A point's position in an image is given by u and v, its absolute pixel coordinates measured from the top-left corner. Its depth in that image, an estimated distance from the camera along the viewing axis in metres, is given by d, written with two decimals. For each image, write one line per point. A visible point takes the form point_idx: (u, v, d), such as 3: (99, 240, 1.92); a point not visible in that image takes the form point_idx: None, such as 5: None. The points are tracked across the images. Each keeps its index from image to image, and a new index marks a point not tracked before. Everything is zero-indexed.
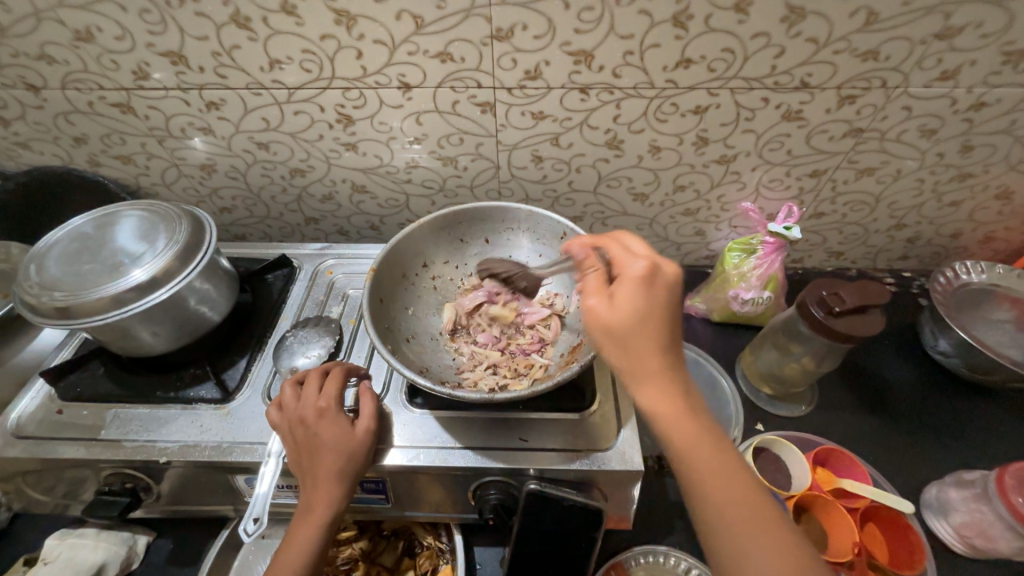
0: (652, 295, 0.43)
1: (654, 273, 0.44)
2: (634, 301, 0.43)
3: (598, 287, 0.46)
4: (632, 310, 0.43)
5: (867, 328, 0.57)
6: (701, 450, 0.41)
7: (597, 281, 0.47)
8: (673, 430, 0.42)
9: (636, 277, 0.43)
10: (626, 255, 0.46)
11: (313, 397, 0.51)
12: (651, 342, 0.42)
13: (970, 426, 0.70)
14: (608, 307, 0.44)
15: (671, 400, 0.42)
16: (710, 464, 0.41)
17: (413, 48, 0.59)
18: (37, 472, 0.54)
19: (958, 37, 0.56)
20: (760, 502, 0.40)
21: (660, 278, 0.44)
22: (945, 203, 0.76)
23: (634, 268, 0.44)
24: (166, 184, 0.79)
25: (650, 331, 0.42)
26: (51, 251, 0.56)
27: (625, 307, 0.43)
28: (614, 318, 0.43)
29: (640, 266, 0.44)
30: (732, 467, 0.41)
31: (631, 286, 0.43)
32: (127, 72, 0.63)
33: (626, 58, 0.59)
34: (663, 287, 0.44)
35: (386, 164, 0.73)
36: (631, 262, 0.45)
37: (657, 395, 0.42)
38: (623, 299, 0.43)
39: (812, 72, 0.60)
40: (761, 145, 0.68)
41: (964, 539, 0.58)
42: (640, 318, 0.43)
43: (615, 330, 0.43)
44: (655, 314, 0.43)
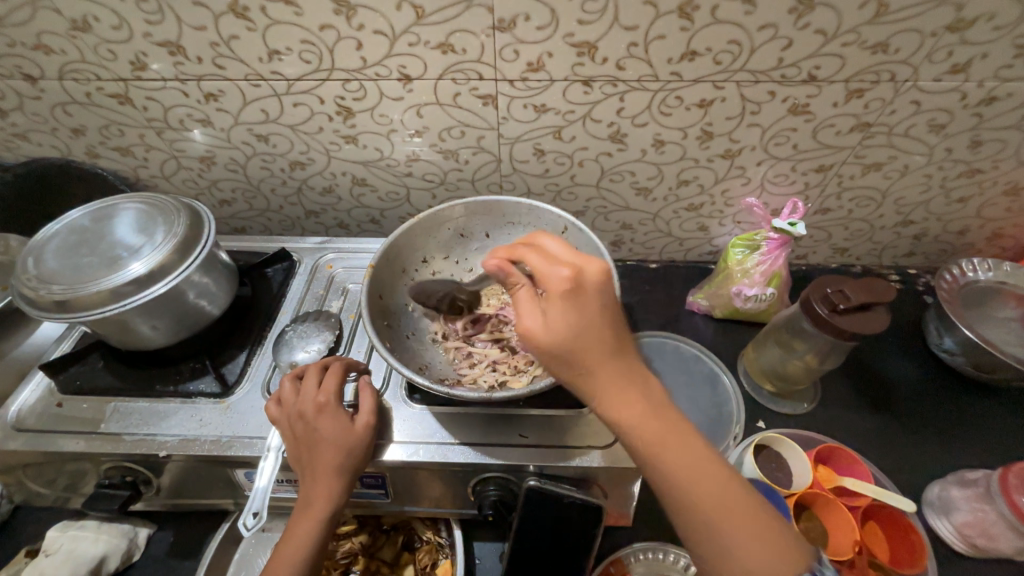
0: (584, 306, 0.42)
1: (577, 281, 0.42)
2: (567, 316, 0.41)
3: (532, 304, 0.43)
4: (569, 326, 0.41)
5: (871, 326, 0.56)
6: (672, 449, 0.41)
7: (527, 298, 0.44)
8: (639, 435, 0.41)
9: (562, 291, 0.41)
10: (547, 265, 0.43)
11: (313, 392, 0.50)
12: (597, 355, 0.42)
13: (973, 425, 0.69)
14: (543, 327, 0.42)
15: (633, 405, 0.42)
16: (682, 461, 0.41)
17: (414, 39, 0.58)
18: (38, 465, 0.54)
19: (970, 29, 0.54)
20: (730, 486, 0.41)
21: (586, 284, 0.42)
22: (952, 199, 0.75)
23: (557, 280, 0.42)
24: (166, 177, 0.78)
25: (592, 342, 0.41)
26: (49, 244, 0.56)
27: (559, 325, 0.41)
28: (552, 338, 0.41)
29: (564, 276, 0.42)
30: (701, 457, 0.42)
31: (561, 302, 0.42)
32: (124, 62, 0.62)
33: (630, 49, 0.58)
34: (592, 293, 0.42)
35: (386, 157, 0.73)
36: (553, 274, 0.42)
37: (618, 402, 0.42)
38: (557, 316, 0.41)
39: (820, 65, 0.58)
40: (767, 139, 0.67)
41: (965, 538, 0.58)
42: (579, 333, 0.41)
43: (555, 350, 0.41)
44: (593, 325, 0.41)
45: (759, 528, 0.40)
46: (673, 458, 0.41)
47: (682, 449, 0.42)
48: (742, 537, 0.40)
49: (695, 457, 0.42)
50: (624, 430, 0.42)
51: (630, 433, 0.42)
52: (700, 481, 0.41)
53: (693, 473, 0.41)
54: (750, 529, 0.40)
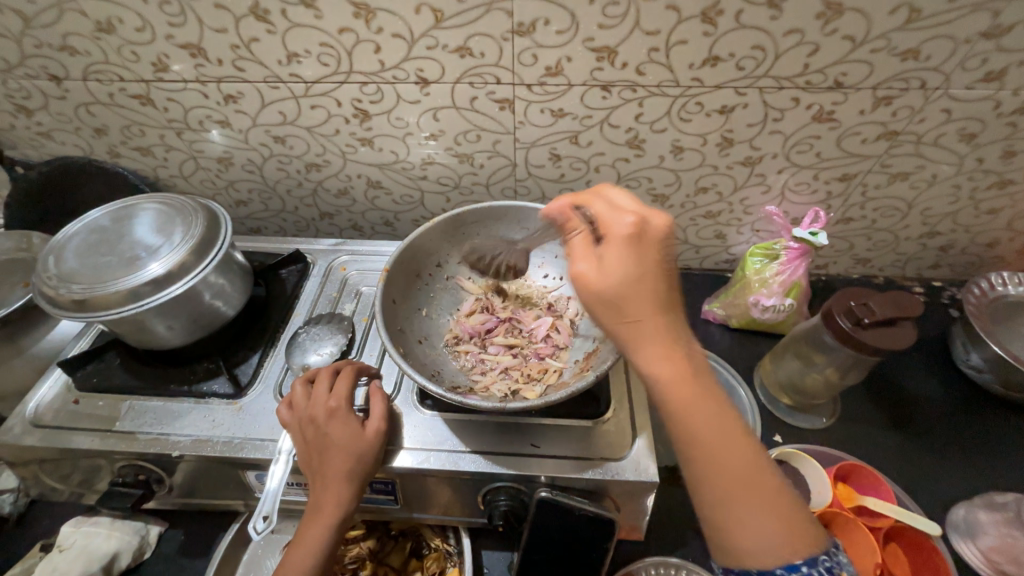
0: (645, 255, 0.40)
1: (643, 229, 0.41)
2: (625, 261, 0.40)
3: (585, 250, 0.43)
4: (624, 272, 0.40)
5: (897, 342, 0.54)
6: (707, 422, 0.39)
7: (585, 243, 0.43)
8: (678, 400, 0.39)
9: (624, 237, 0.40)
10: (613, 212, 0.42)
11: (324, 396, 0.50)
12: (647, 305, 0.40)
13: (1001, 445, 0.67)
14: (596, 272, 0.41)
15: (676, 368, 0.39)
16: (715, 434, 0.39)
17: (432, 43, 0.58)
18: (55, 460, 0.55)
19: (1007, 36, 0.53)
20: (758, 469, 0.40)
21: (650, 235, 0.41)
22: (982, 210, 0.72)
23: (622, 227, 0.41)
24: (184, 177, 0.79)
25: (646, 292, 0.39)
26: (70, 243, 0.56)
27: (614, 269, 0.40)
28: (603, 283, 0.40)
29: (629, 223, 0.41)
30: (733, 435, 0.40)
31: (620, 246, 0.40)
32: (147, 64, 0.63)
33: (650, 55, 0.57)
34: (653, 244, 0.41)
35: (402, 160, 0.72)
36: (619, 220, 0.41)
37: (658, 361, 0.39)
38: (613, 259, 0.40)
39: (847, 71, 0.57)
40: (790, 147, 0.66)
41: (993, 565, 0.56)
42: (633, 280, 0.39)
43: (604, 294, 0.40)
44: (650, 276, 0.40)
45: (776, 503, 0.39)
46: (706, 431, 0.39)
47: (716, 424, 0.40)
48: (762, 518, 0.38)
49: (727, 431, 0.40)
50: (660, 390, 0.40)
51: (666, 397, 0.39)
52: (727, 458, 0.39)
53: (723, 450, 0.39)
54: (770, 512, 0.39)
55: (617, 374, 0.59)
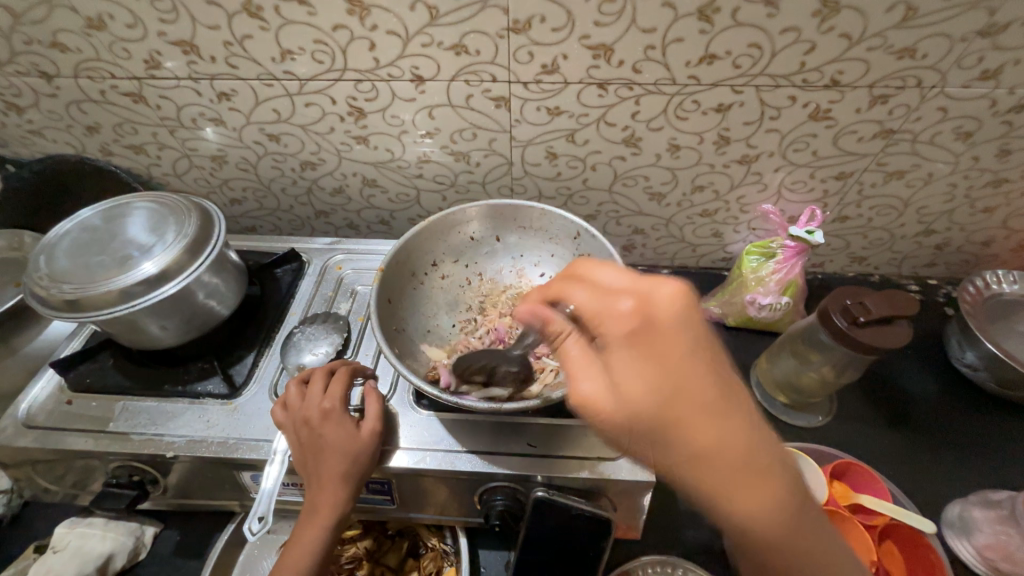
0: (659, 346, 0.38)
1: (645, 314, 0.39)
2: (639, 369, 0.39)
3: (585, 363, 0.42)
4: (641, 380, 0.38)
5: (892, 340, 0.54)
6: (775, 522, 0.37)
7: (581, 356, 0.43)
8: (742, 508, 0.36)
9: (626, 334, 0.40)
10: (608, 305, 0.41)
11: (318, 398, 0.50)
12: (682, 411, 0.37)
13: (994, 443, 0.67)
14: (605, 393, 0.40)
15: (732, 475, 0.36)
16: (786, 532, 0.37)
17: (427, 40, 0.58)
18: (48, 462, 0.54)
19: (1003, 34, 0.53)
20: (833, 552, 0.38)
21: (656, 316, 0.39)
22: (978, 209, 0.72)
23: (620, 324, 0.40)
24: (178, 175, 0.78)
25: (672, 394, 0.37)
26: (61, 243, 0.56)
27: (629, 380, 0.39)
28: (620, 398, 0.39)
29: (627, 311, 0.40)
30: (805, 525, 0.37)
31: (627, 351, 0.40)
32: (138, 61, 0.62)
33: (647, 52, 0.57)
34: (665, 327, 0.39)
35: (397, 158, 0.72)
36: (612, 310, 0.41)
37: (711, 471, 0.36)
38: (623, 367, 0.39)
39: (843, 70, 0.57)
40: (786, 145, 0.66)
41: (987, 561, 0.56)
42: (653, 388, 0.38)
43: (625, 410, 0.39)
44: (672, 373, 0.38)
45: None
46: (775, 531, 0.37)
47: (786, 521, 0.37)
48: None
49: (801, 524, 0.37)
50: (721, 504, 0.37)
51: (739, 515, 0.36)
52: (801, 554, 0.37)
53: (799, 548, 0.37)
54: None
55: None
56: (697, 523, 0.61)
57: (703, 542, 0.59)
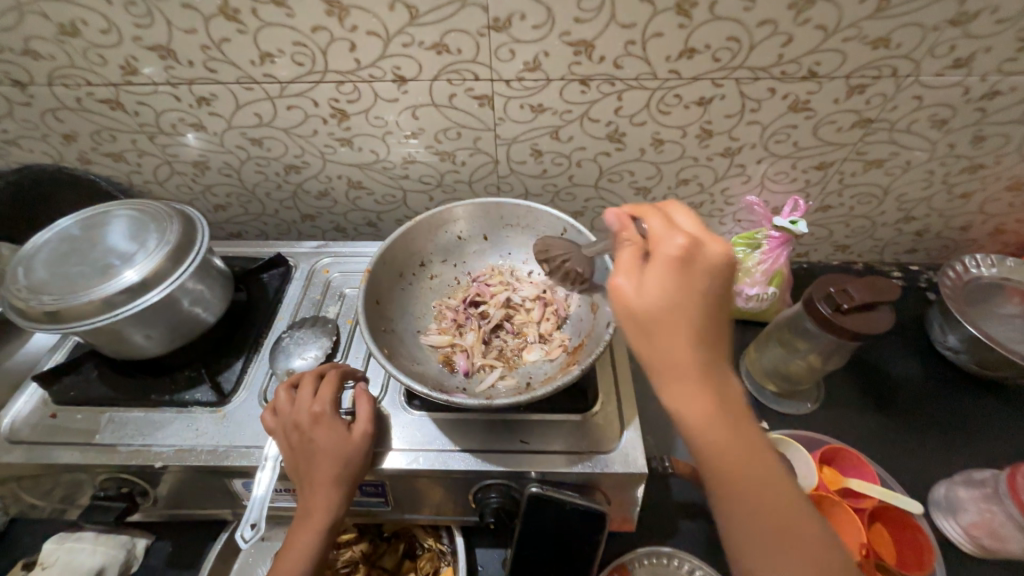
0: (691, 281, 0.41)
1: (692, 255, 0.41)
2: (667, 286, 0.41)
3: (630, 265, 0.44)
4: (665, 295, 0.41)
5: (875, 326, 0.55)
6: (734, 460, 0.40)
7: (631, 259, 0.44)
8: (703, 434, 0.40)
9: (673, 260, 0.41)
10: (665, 232, 0.43)
11: (308, 402, 0.50)
12: (678, 333, 0.40)
13: (977, 423, 0.69)
14: (636, 290, 0.42)
15: (703, 404, 0.40)
16: (743, 473, 0.40)
17: (408, 40, 0.57)
18: (33, 477, 0.53)
19: (973, 23, 0.54)
20: (790, 509, 0.39)
21: (698, 261, 0.41)
22: (955, 195, 0.74)
23: (671, 248, 0.41)
24: (159, 182, 0.77)
25: (680, 316, 0.40)
26: (39, 254, 0.55)
27: (655, 290, 0.41)
28: (642, 300, 0.41)
29: (679, 246, 0.41)
30: (763, 471, 0.40)
31: (664, 267, 0.41)
32: (114, 67, 0.61)
33: (627, 48, 0.57)
34: (700, 269, 0.41)
35: (382, 159, 0.72)
36: (667, 242, 0.42)
37: (686, 397, 0.40)
38: (653, 282, 0.41)
39: (820, 61, 0.58)
40: (768, 136, 0.67)
41: (973, 539, 0.58)
42: (671, 306, 0.40)
43: (645, 311, 0.41)
44: (689, 303, 0.40)
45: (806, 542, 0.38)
46: (735, 469, 0.40)
47: (745, 464, 0.40)
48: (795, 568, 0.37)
49: (760, 473, 0.40)
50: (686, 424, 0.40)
51: (696, 433, 0.40)
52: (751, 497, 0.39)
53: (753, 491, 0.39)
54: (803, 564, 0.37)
55: (603, 368, 0.60)
56: (691, 513, 0.61)
57: (697, 531, 0.60)
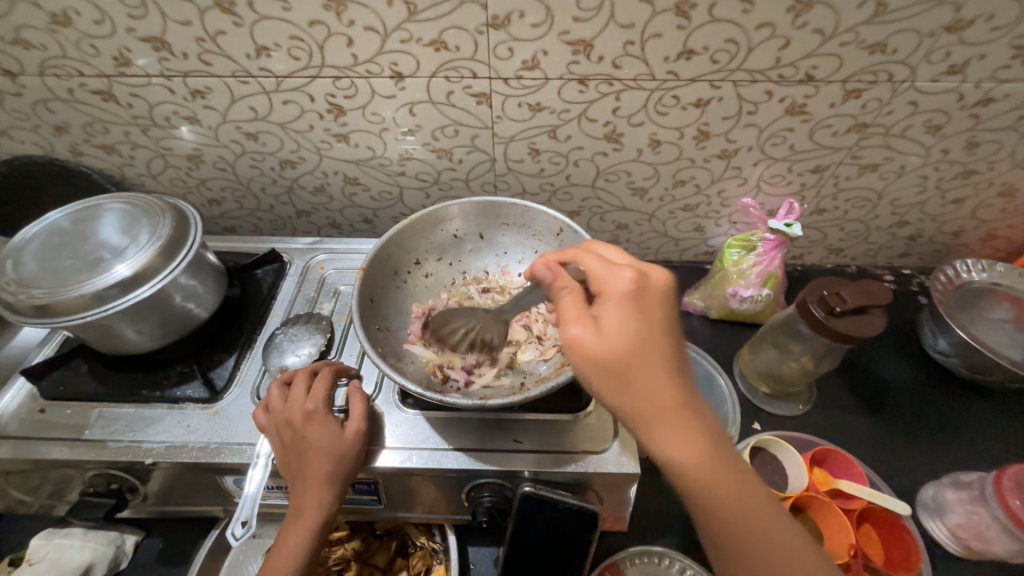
0: (644, 312, 0.42)
1: (641, 286, 0.43)
2: (626, 324, 0.42)
3: (581, 310, 0.44)
4: (625, 333, 0.41)
5: (867, 329, 0.56)
6: (729, 491, 0.39)
7: (576, 304, 0.44)
8: (693, 470, 0.39)
9: (624, 294, 0.42)
10: (606, 269, 0.45)
11: (301, 399, 0.49)
12: (647, 369, 0.40)
13: (965, 426, 0.69)
14: (597, 334, 0.42)
15: (686, 439, 0.39)
16: (741, 507, 0.39)
17: (406, 36, 0.57)
18: (21, 472, 0.53)
19: (969, 29, 0.54)
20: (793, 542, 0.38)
21: (649, 291, 0.43)
22: (948, 200, 0.74)
23: (618, 283, 0.43)
24: (153, 176, 0.76)
25: (644, 352, 0.41)
26: (29, 247, 0.54)
27: (615, 328, 0.41)
28: (604, 343, 0.41)
29: (627, 280, 0.43)
30: (757, 504, 0.39)
31: (616, 304, 0.42)
32: (107, 58, 0.61)
33: (626, 48, 0.57)
34: (653, 300, 0.43)
35: (379, 155, 0.71)
36: (615, 279, 0.44)
37: (669, 434, 0.39)
38: (611, 321, 0.42)
39: (817, 65, 0.58)
40: (764, 139, 0.67)
41: (959, 540, 0.58)
42: (635, 341, 0.41)
43: (609, 355, 0.41)
44: (652, 335, 0.41)
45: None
46: (732, 501, 0.39)
47: (740, 498, 0.39)
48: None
49: (757, 502, 0.39)
50: (672, 462, 0.39)
51: (687, 472, 0.39)
52: (754, 530, 0.38)
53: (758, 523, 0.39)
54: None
55: None
56: (682, 513, 0.62)
57: (688, 531, 0.60)
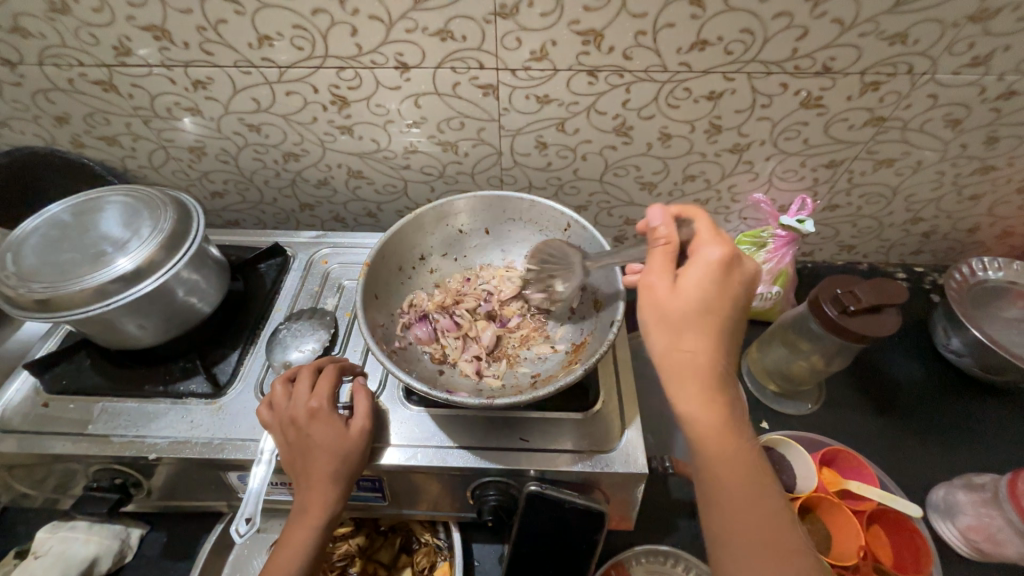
0: (726, 288, 0.43)
1: (730, 265, 0.44)
2: (702, 289, 0.43)
3: (666, 265, 0.44)
4: (696, 297, 0.42)
5: (881, 329, 0.54)
6: (726, 456, 0.41)
7: (663, 258, 0.45)
8: (710, 441, 0.41)
9: (714, 267, 0.43)
10: (707, 241, 0.45)
11: (305, 397, 0.49)
12: (707, 331, 0.42)
13: (977, 427, 0.68)
14: (672, 289, 0.43)
15: (711, 408, 0.41)
16: (737, 468, 0.41)
17: (411, 25, 0.55)
18: (26, 466, 0.52)
19: (993, 20, 0.52)
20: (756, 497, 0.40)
21: (734, 272, 0.44)
22: (965, 196, 0.73)
23: (711, 256, 0.44)
24: (155, 168, 0.76)
25: (707, 319, 0.42)
26: (29, 240, 0.53)
27: (692, 291, 0.43)
28: (678, 297, 0.43)
29: (718, 256, 0.44)
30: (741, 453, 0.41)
31: (707, 270, 0.43)
32: (107, 47, 0.59)
33: (637, 38, 0.55)
34: (736, 279, 0.44)
35: (383, 148, 0.70)
36: (708, 249, 0.44)
37: (695, 397, 0.42)
38: (691, 284, 0.43)
39: (835, 56, 0.56)
40: (777, 133, 0.65)
41: (969, 542, 0.58)
42: (700, 308, 0.43)
43: (677, 309, 0.43)
44: (720, 307, 0.43)
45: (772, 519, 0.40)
46: (727, 465, 0.41)
47: (744, 469, 0.41)
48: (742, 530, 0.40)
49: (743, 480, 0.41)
50: (692, 431, 0.42)
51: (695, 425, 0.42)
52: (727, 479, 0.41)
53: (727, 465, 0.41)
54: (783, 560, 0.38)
55: (606, 367, 0.59)
56: (688, 512, 0.61)
57: (693, 531, 0.60)
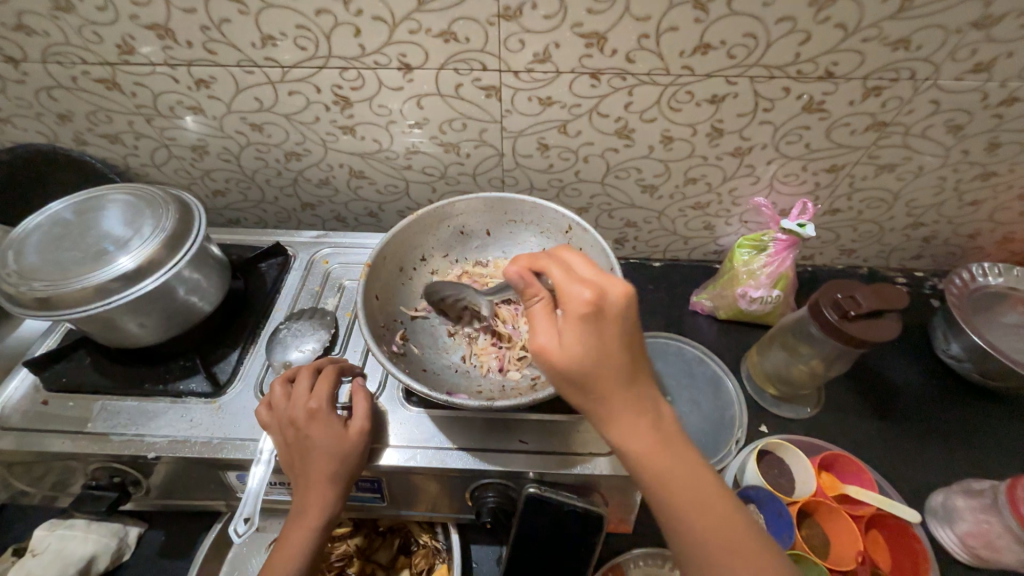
0: (603, 332, 0.39)
1: (600, 305, 0.39)
2: (583, 342, 0.39)
3: (547, 321, 0.41)
4: (585, 353, 0.39)
5: (882, 334, 0.54)
6: (675, 474, 0.40)
7: (544, 312, 0.42)
8: (651, 466, 0.40)
9: (583, 317, 0.39)
10: (569, 282, 0.40)
11: (304, 397, 0.49)
12: (610, 376, 0.39)
13: (978, 433, 0.68)
14: (558, 347, 0.40)
15: (646, 438, 0.40)
16: (687, 483, 0.40)
17: (415, 26, 0.55)
18: (25, 464, 0.52)
19: (997, 26, 0.52)
20: (711, 504, 0.40)
21: (608, 311, 0.39)
22: (966, 202, 0.73)
23: (580, 303, 0.39)
24: (157, 166, 0.76)
25: (603, 367, 0.39)
26: (31, 237, 0.53)
27: (578, 351, 0.39)
28: (565, 361, 0.39)
29: (586, 299, 0.39)
30: (685, 462, 0.41)
31: (577, 323, 0.39)
32: (111, 46, 0.60)
33: (640, 41, 0.55)
34: (612, 318, 0.39)
35: (385, 149, 0.70)
36: (576, 294, 0.39)
37: (631, 439, 0.40)
38: (571, 343, 0.39)
39: (838, 61, 0.56)
40: (779, 137, 0.65)
41: (968, 548, 0.58)
42: (592, 361, 0.39)
43: (570, 373, 0.39)
44: (609, 353, 0.39)
45: (730, 523, 0.39)
46: (676, 482, 0.40)
47: (695, 481, 0.40)
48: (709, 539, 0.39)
49: (694, 486, 0.40)
50: (637, 461, 0.40)
51: (635, 452, 0.40)
52: (682, 492, 0.40)
53: (672, 477, 0.40)
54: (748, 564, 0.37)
55: None
56: None
57: None
